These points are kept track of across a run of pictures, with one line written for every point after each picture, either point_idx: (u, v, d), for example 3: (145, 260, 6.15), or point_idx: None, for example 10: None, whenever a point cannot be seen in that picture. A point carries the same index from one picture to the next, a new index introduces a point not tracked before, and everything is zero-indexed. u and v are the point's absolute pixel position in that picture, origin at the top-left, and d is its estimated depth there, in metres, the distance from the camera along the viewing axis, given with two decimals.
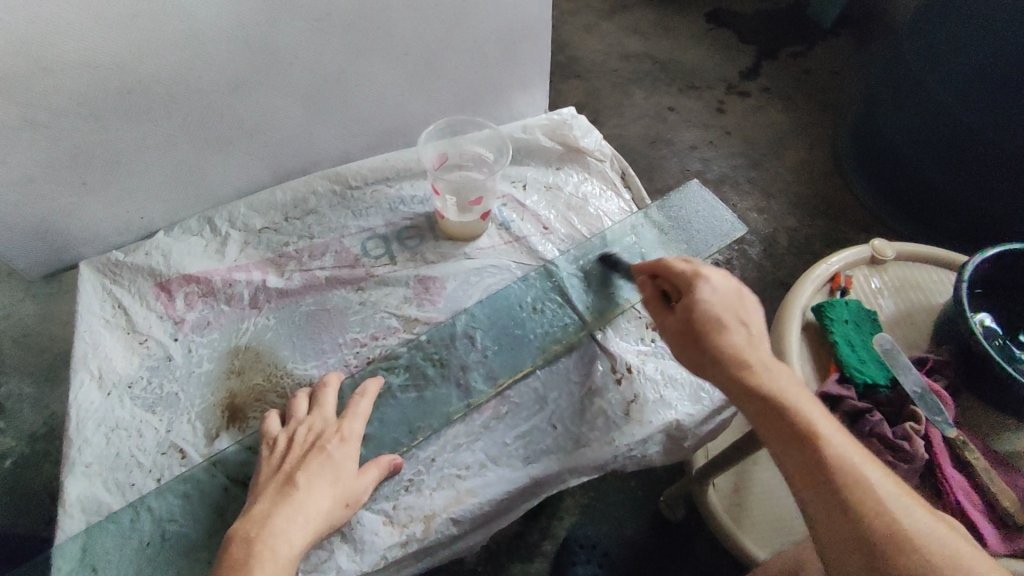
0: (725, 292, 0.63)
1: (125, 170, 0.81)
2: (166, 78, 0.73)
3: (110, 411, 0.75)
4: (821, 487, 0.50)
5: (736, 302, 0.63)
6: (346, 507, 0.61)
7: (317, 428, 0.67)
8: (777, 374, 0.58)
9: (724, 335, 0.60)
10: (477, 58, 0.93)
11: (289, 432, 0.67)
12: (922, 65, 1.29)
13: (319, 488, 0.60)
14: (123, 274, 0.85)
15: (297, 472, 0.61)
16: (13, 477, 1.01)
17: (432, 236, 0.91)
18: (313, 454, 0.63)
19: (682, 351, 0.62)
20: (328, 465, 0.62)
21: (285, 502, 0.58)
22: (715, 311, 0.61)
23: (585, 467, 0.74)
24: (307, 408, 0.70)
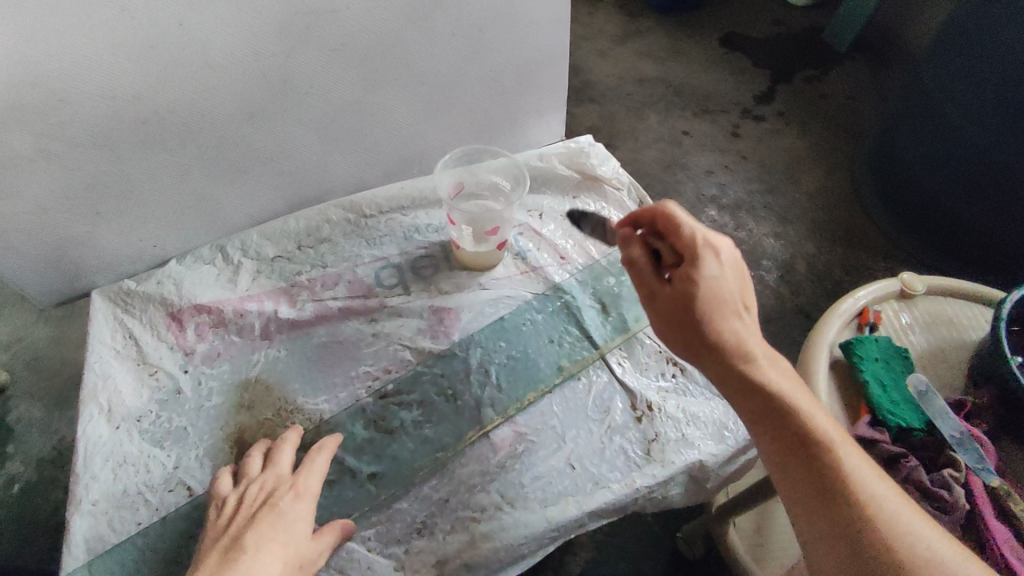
0: (730, 268, 0.58)
1: (139, 199, 0.80)
2: (182, 107, 0.73)
3: (118, 446, 0.73)
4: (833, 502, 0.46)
5: (740, 282, 0.58)
6: (299, 571, 0.56)
7: (270, 485, 0.63)
8: (778, 372, 0.53)
9: (727, 321, 0.55)
10: (494, 86, 0.92)
11: (240, 490, 0.63)
12: (940, 92, 1.27)
13: (269, 550, 0.54)
14: (134, 303, 0.84)
15: (245, 533, 0.56)
16: (18, 505, 0.98)
17: (446, 266, 0.89)
18: (264, 513, 0.58)
19: (676, 325, 0.57)
20: (279, 524, 0.57)
21: (228, 567, 0.52)
22: (717, 290, 0.56)
23: (605, 510, 0.70)
24: (262, 464, 0.67)
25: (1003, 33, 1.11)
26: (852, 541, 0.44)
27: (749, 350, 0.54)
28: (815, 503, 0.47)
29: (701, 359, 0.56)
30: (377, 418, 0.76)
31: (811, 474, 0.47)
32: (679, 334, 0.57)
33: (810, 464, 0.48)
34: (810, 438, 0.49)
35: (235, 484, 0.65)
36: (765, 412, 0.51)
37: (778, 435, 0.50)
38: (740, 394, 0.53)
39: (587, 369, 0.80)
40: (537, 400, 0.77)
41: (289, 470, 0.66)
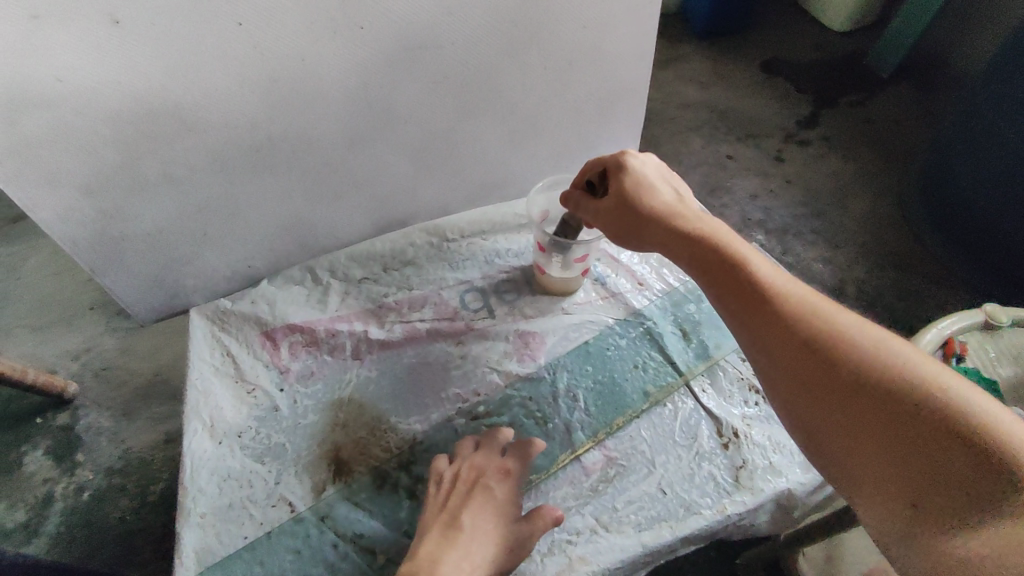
0: (660, 174, 0.67)
1: (242, 222, 0.84)
2: (292, 136, 0.77)
3: (222, 460, 0.75)
4: (756, 305, 0.50)
5: (672, 184, 0.66)
6: (509, 553, 0.64)
7: (480, 467, 0.71)
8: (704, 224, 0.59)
9: (656, 199, 0.63)
10: (576, 116, 0.94)
11: (455, 468, 0.71)
12: (999, 120, 1.27)
13: (482, 532, 0.64)
14: (231, 321, 0.87)
15: (462, 513, 0.65)
16: (86, 512, 0.99)
17: (529, 290, 0.91)
18: (478, 494, 0.67)
19: (621, 224, 0.66)
20: (490, 511, 0.66)
21: (450, 549, 0.61)
22: (648, 188, 0.64)
23: (698, 536, 0.71)
24: (475, 444, 0.74)
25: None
26: (807, 362, 0.46)
27: (677, 215, 0.61)
28: (768, 341, 0.49)
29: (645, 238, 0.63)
30: None
31: (762, 314, 0.50)
32: (625, 229, 0.65)
33: (760, 306, 0.50)
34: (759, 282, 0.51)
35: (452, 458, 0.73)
36: (696, 259, 0.57)
37: (729, 289, 0.53)
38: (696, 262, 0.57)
39: (672, 396, 0.82)
40: (625, 424, 0.79)
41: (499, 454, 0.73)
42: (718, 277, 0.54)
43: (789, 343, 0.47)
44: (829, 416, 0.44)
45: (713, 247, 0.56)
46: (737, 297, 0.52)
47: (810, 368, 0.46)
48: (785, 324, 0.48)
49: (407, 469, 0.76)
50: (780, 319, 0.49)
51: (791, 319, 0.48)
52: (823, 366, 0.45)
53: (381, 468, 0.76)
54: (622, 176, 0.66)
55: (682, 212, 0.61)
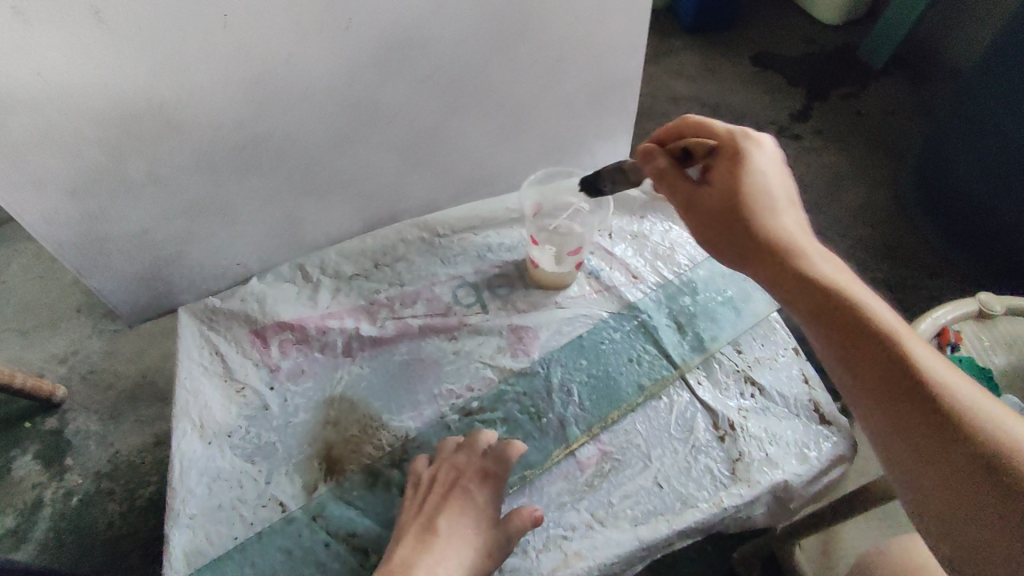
0: (776, 163, 0.62)
1: (230, 220, 0.83)
2: (280, 133, 0.75)
3: (211, 460, 0.74)
4: (853, 328, 0.50)
5: (788, 182, 0.62)
6: (488, 558, 0.65)
7: (460, 469, 0.71)
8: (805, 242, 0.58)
9: (785, 214, 0.59)
10: (567, 109, 0.94)
11: (434, 470, 0.71)
12: (991, 110, 1.27)
13: (458, 537, 0.65)
14: (219, 320, 0.85)
15: (438, 518, 0.67)
16: (75, 517, 0.98)
17: (521, 285, 0.90)
18: (454, 498, 0.68)
19: (709, 214, 0.61)
20: (467, 513, 0.68)
21: (422, 556, 0.63)
22: (768, 189, 0.60)
23: (694, 530, 0.71)
24: (457, 443, 0.74)
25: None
26: (898, 400, 0.46)
27: (781, 226, 0.59)
28: (859, 371, 0.49)
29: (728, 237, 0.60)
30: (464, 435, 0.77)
31: (856, 344, 0.49)
32: (711, 224, 0.61)
33: (854, 336, 0.50)
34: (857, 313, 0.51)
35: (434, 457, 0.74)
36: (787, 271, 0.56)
37: (821, 311, 0.52)
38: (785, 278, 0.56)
39: (668, 388, 0.81)
40: (620, 418, 0.78)
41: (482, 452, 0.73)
42: (808, 300, 0.53)
43: (886, 380, 0.47)
44: (910, 454, 0.45)
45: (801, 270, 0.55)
46: (830, 321, 0.51)
47: (899, 404, 0.46)
48: (880, 357, 0.48)
49: (400, 466, 0.75)
50: (880, 351, 0.48)
51: (887, 354, 0.48)
52: (914, 406, 0.45)
53: (373, 466, 0.75)
54: (734, 168, 0.62)
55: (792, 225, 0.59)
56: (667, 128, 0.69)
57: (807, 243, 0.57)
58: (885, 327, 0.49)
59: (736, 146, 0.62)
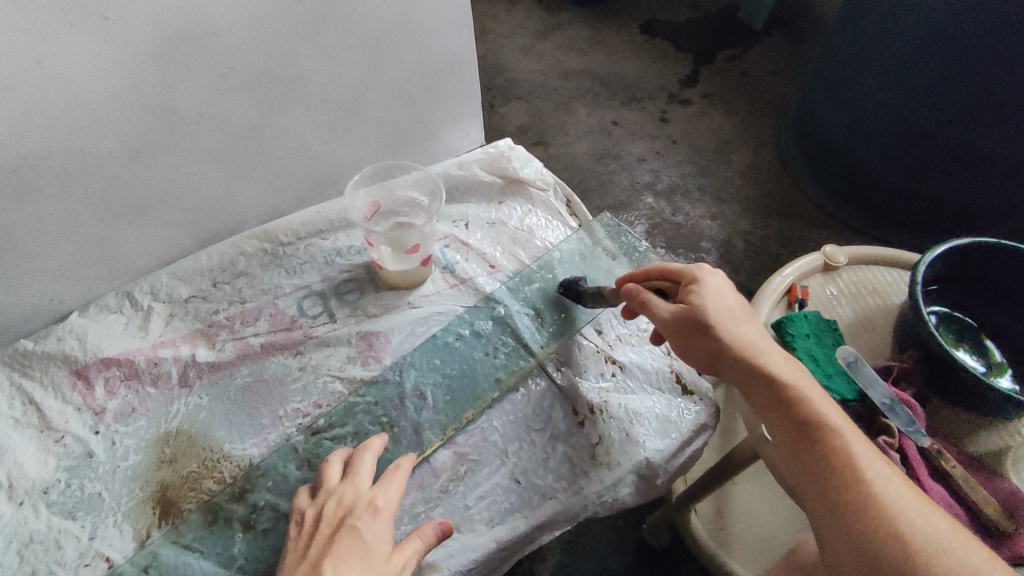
0: (733, 292, 0.64)
1: (26, 254, 0.73)
2: (57, 150, 0.67)
3: (22, 524, 0.67)
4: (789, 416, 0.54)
5: (745, 307, 0.63)
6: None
7: (348, 502, 0.60)
8: (755, 337, 0.60)
9: (737, 330, 0.60)
10: (403, 98, 0.90)
11: (319, 506, 0.61)
12: (854, 62, 1.28)
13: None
14: (32, 365, 0.77)
15: (324, 561, 0.54)
16: None
17: (372, 288, 0.86)
18: (342, 534, 0.56)
19: (684, 341, 0.62)
20: (359, 549, 0.55)
21: None
22: (726, 309, 0.61)
23: (555, 521, 0.69)
24: (341, 476, 0.65)
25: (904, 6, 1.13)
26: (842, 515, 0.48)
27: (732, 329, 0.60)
28: (815, 487, 0.51)
29: (693, 347, 0.62)
30: (311, 456, 0.72)
31: (813, 464, 0.51)
32: (688, 347, 0.62)
33: (810, 458, 0.51)
34: (812, 420, 0.53)
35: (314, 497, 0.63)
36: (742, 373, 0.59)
37: (782, 424, 0.55)
38: (749, 387, 0.58)
39: (526, 378, 0.79)
40: (476, 416, 0.75)
41: (368, 482, 0.63)
42: (775, 408, 0.56)
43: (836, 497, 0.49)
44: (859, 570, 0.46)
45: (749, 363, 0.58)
46: (788, 432, 0.54)
47: (848, 518, 0.48)
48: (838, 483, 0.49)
49: (242, 499, 0.69)
50: (833, 469, 0.50)
51: (845, 479, 0.49)
52: (864, 525, 0.46)
53: (212, 502, 0.69)
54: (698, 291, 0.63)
55: (742, 328, 0.61)
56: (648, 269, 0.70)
57: (767, 350, 0.59)
58: (843, 437, 0.51)
59: (692, 276, 0.64)
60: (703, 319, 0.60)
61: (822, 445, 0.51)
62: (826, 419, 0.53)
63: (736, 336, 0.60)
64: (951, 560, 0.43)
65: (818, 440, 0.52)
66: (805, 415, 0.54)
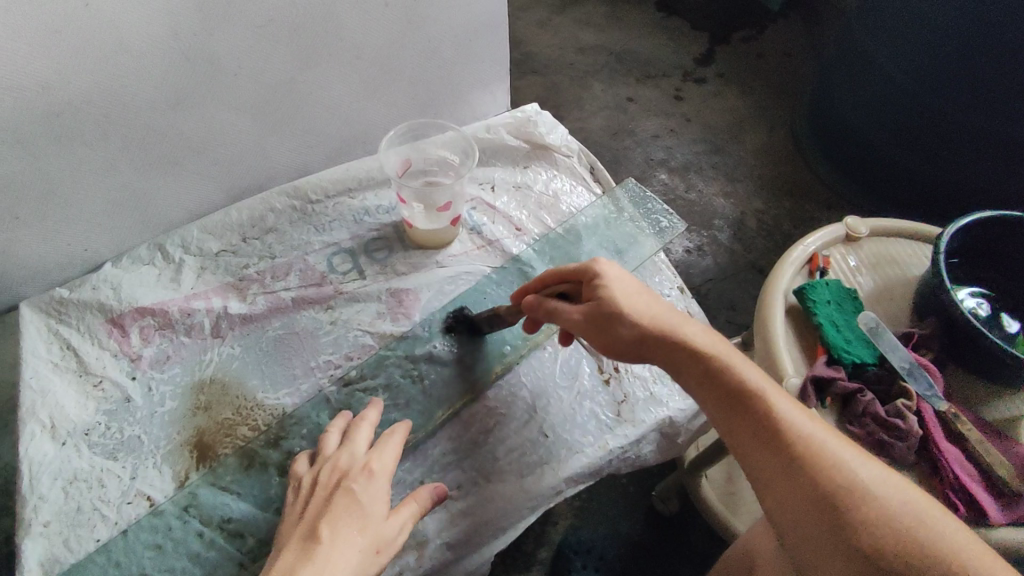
0: (628, 279, 0.59)
1: (62, 201, 0.74)
2: (98, 97, 0.67)
3: (65, 462, 0.69)
4: (715, 384, 0.52)
5: (647, 288, 0.59)
6: (377, 556, 0.54)
7: (344, 467, 0.61)
8: (667, 313, 0.57)
9: (648, 313, 0.56)
10: (434, 58, 0.90)
11: (316, 472, 0.61)
12: (871, 44, 1.28)
13: (345, 540, 0.53)
14: (69, 312, 0.78)
15: (320, 520, 0.54)
16: None
17: (401, 246, 0.88)
18: (339, 496, 0.57)
19: (607, 338, 0.57)
20: (355, 509, 0.56)
21: (306, 562, 0.50)
22: (632, 295, 0.57)
23: (580, 475, 0.71)
24: (339, 441, 0.65)
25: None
26: (780, 480, 0.46)
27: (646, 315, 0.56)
28: (755, 463, 0.48)
29: (619, 344, 0.57)
30: (343, 406, 0.74)
31: (750, 437, 0.49)
32: (613, 344, 0.57)
33: (743, 423, 0.49)
34: (737, 385, 0.51)
35: (313, 463, 0.64)
36: (666, 353, 0.55)
37: (713, 396, 0.52)
38: (672, 367, 0.55)
39: (552, 337, 0.80)
40: (503, 372, 0.77)
41: (366, 446, 0.64)
42: (702, 380, 0.53)
43: (778, 469, 0.47)
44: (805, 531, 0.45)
45: (670, 342, 0.55)
46: (723, 413, 0.51)
47: (787, 484, 0.46)
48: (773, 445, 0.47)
49: (278, 445, 0.71)
50: (767, 438, 0.48)
51: (777, 440, 0.48)
52: (810, 495, 0.45)
53: (248, 447, 0.71)
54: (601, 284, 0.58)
55: (654, 313, 0.57)
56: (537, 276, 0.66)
57: (682, 326, 0.56)
58: (770, 401, 0.49)
59: (590, 271, 0.59)
60: (614, 310, 0.56)
61: (756, 412, 0.49)
62: (751, 385, 0.50)
63: (647, 320, 0.56)
64: (896, 510, 0.43)
65: (750, 412, 0.49)
66: (733, 384, 0.51)
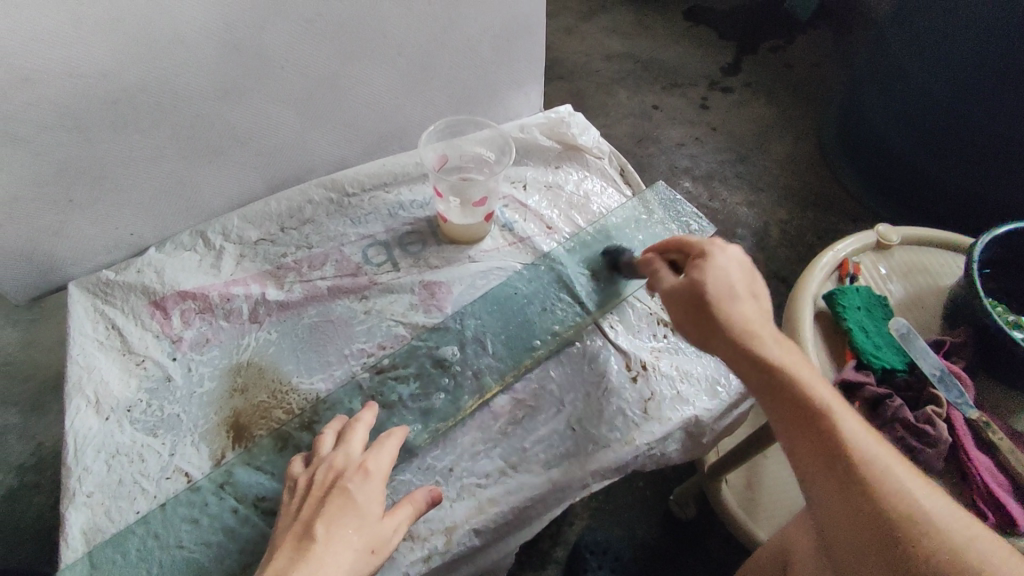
0: (736, 266, 0.59)
1: (114, 186, 0.77)
2: (152, 85, 0.70)
3: (108, 437, 0.71)
4: (785, 395, 0.50)
5: (749, 279, 0.59)
6: (372, 556, 0.53)
7: (339, 467, 0.60)
8: (749, 309, 0.56)
9: (731, 304, 0.55)
10: (472, 59, 0.93)
11: (310, 473, 0.60)
12: (903, 53, 1.27)
13: (340, 538, 0.52)
14: (114, 293, 0.81)
15: (316, 518, 0.54)
16: None
17: (434, 241, 0.90)
18: (334, 494, 0.56)
19: (686, 321, 0.58)
20: (350, 506, 0.55)
21: (301, 561, 0.49)
22: (723, 284, 0.57)
23: (607, 470, 0.72)
24: (334, 445, 0.64)
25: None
26: (846, 507, 0.45)
27: (729, 312, 0.55)
28: (821, 484, 0.46)
29: (704, 337, 0.56)
30: (375, 393, 0.75)
31: (821, 457, 0.47)
32: (693, 329, 0.57)
33: (814, 439, 0.47)
34: (809, 402, 0.48)
35: (307, 466, 0.63)
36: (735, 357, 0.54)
37: (780, 411, 0.50)
38: (739, 369, 0.53)
39: (582, 334, 0.82)
40: (532, 366, 0.78)
41: (361, 450, 0.63)
42: (771, 392, 0.51)
43: (843, 494, 0.45)
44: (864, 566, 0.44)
45: (742, 345, 0.53)
46: (791, 429, 0.49)
47: (851, 512, 0.44)
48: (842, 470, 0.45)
49: (311, 428, 0.73)
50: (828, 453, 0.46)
51: (847, 467, 0.45)
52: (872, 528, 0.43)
53: (283, 430, 0.73)
54: (697, 269, 0.58)
55: (731, 310, 0.55)
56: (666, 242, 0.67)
57: (759, 327, 0.54)
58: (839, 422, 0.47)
59: (703, 252, 0.60)
60: (701, 298, 0.56)
61: (827, 431, 0.47)
62: (823, 401, 0.48)
63: (730, 312, 0.55)
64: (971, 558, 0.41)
65: (821, 430, 0.47)
66: (806, 399, 0.49)
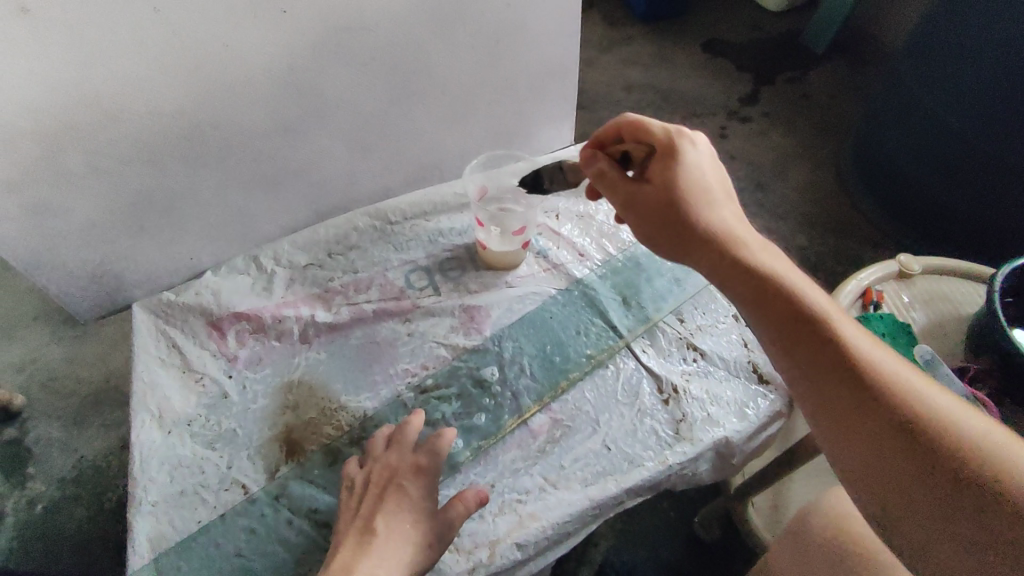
0: (709, 168, 0.63)
1: (179, 213, 0.83)
2: (222, 123, 0.76)
3: (170, 449, 0.75)
4: (772, 298, 0.52)
5: (722, 184, 0.63)
6: (428, 547, 0.64)
7: (393, 467, 0.70)
8: (728, 217, 0.60)
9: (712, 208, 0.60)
10: (509, 96, 0.98)
11: (367, 472, 0.70)
12: (919, 87, 1.32)
13: (399, 532, 0.63)
14: (174, 314, 0.86)
15: (376, 516, 0.64)
16: (40, 525, 0.95)
17: (473, 267, 0.94)
18: (390, 495, 0.66)
19: (662, 221, 0.61)
20: (406, 504, 0.66)
21: (365, 553, 0.61)
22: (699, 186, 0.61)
23: (642, 488, 0.75)
24: (386, 445, 0.73)
25: (994, 27, 1.13)
26: (851, 401, 0.45)
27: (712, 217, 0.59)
28: (822, 387, 0.47)
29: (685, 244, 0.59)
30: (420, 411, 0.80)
31: (819, 360, 0.48)
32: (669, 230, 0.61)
33: (807, 338, 0.49)
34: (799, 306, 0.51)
35: (363, 464, 0.72)
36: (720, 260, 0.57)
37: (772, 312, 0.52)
38: (726, 277, 0.56)
39: (614, 357, 0.85)
40: (568, 388, 0.82)
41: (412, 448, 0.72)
42: (758, 296, 0.53)
43: (845, 391, 0.46)
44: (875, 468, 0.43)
45: (728, 250, 0.57)
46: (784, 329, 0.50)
47: (856, 410, 0.45)
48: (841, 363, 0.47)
49: (359, 444, 0.77)
50: (832, 356, 0.47)
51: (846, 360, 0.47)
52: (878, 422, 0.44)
53: (333, 445, 0.77)
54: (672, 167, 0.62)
55: (717, 218, 0.59)
56: (608, 128, 0.71)
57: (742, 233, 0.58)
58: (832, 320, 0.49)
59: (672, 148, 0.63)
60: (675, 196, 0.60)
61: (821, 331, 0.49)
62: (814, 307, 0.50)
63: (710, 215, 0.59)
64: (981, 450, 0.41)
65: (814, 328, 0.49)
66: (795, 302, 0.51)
